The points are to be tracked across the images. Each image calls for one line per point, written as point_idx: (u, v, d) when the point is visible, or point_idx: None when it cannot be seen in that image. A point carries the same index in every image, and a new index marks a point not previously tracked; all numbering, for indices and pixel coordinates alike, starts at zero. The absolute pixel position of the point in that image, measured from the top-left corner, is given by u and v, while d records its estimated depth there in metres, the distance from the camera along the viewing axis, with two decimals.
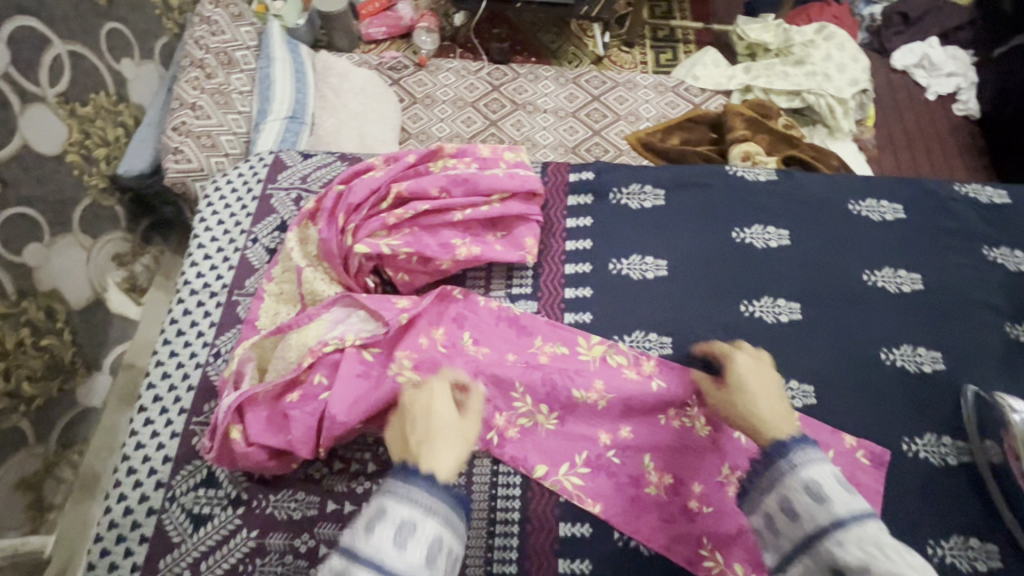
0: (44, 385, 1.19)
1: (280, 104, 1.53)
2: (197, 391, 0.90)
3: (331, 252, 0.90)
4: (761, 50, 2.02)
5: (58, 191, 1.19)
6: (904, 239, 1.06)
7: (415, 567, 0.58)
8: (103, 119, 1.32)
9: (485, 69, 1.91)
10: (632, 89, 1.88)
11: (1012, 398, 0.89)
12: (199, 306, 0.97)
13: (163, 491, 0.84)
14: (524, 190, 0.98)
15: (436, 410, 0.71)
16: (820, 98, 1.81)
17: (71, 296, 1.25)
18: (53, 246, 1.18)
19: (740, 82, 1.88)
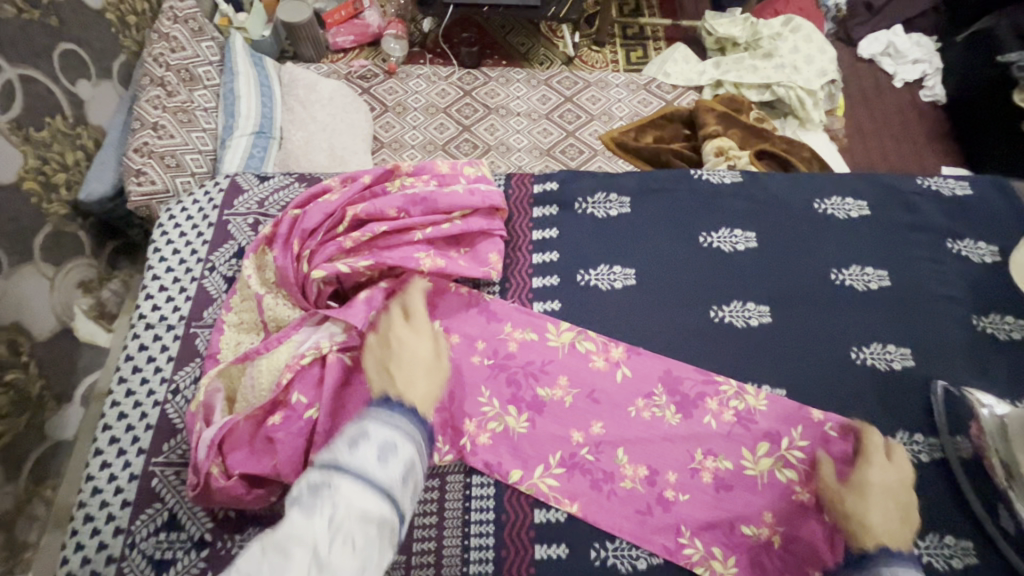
0: (9, 422, 1.07)
1: (246, 119, 1.51)
2: (156, 430, 0.87)
3: (288, 279, 0.87)
4: (731, 45, 2.01)
5: (14, 219, 1.11)
6: (869, 235, 1.06)
7: (397, 483, 0.60)
8: (61, 144, 1.25)
9: (456, 75, 1.89)
10: (604, 88, 1.87)
11: (979, 393, 0.91)
12: (155, 340, 0.94)
13: (123, 536, 0.81)
14: (486, 205, 0.96)
15: (416, 343, 0.77)
16: (790, 90, 1.83)
17: (37, 328, 1.15)
18: (13, 276, 1.10)
19: (710, 77, 1.90)
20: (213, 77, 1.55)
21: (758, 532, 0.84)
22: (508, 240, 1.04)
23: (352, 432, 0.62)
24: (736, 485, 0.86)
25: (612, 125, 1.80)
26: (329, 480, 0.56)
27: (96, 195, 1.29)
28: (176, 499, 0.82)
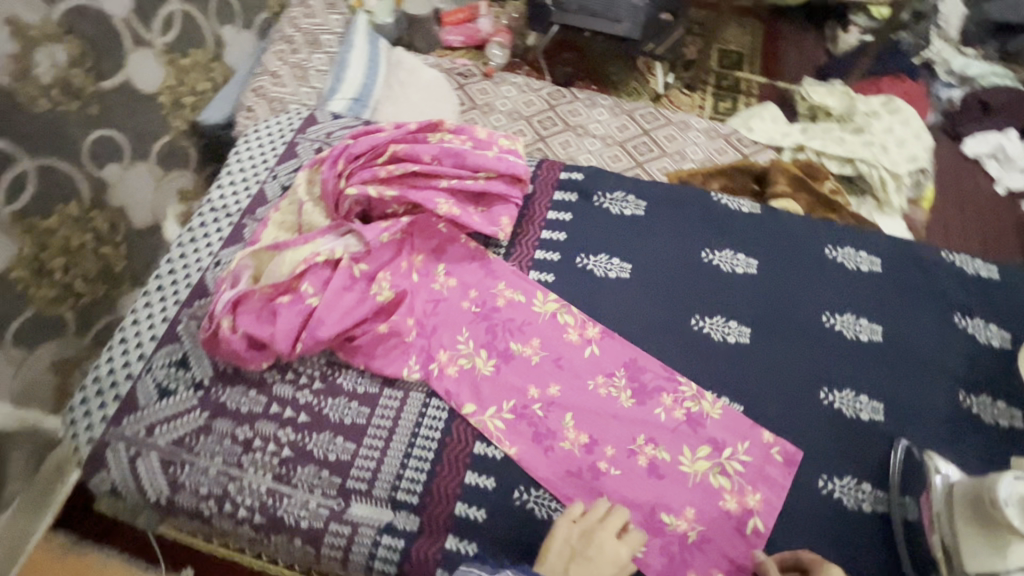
0: (96, 287, 1.25)
1: (349, 86, 1.62)
2: (193, 289, 1.04)
3: (326, 192, 1.02)
4: (823, 113, 1.99)
5: (144, 124, 1.34)
6: (875, 290, 1.06)
7: None
8: (197, 72, 1.51)
9: (546, 89, 1.87)
10: (683, 130, 1.78)
11: (941, 460, 0.88)
12: (214, 222, 1.12)
13: (143, 363, 0.97)
14: (508, 173, 1.08)
15: (604, 566, 0.76)
16: (873, 169, 1.76)
17: (136, 218, 1.34)
18: (128, 168, 1.30)
19: (793, 140, 1.83)
20: (333, 45, 1.73)
21: (676, 524, 0.87)
22: (524, 211, 1.13)
23: None
24: (667, 475, 0.90)
25: (680, 167, 1.72)
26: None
27: (211, 121, 1.50)
28: (191, 346, 0.98)
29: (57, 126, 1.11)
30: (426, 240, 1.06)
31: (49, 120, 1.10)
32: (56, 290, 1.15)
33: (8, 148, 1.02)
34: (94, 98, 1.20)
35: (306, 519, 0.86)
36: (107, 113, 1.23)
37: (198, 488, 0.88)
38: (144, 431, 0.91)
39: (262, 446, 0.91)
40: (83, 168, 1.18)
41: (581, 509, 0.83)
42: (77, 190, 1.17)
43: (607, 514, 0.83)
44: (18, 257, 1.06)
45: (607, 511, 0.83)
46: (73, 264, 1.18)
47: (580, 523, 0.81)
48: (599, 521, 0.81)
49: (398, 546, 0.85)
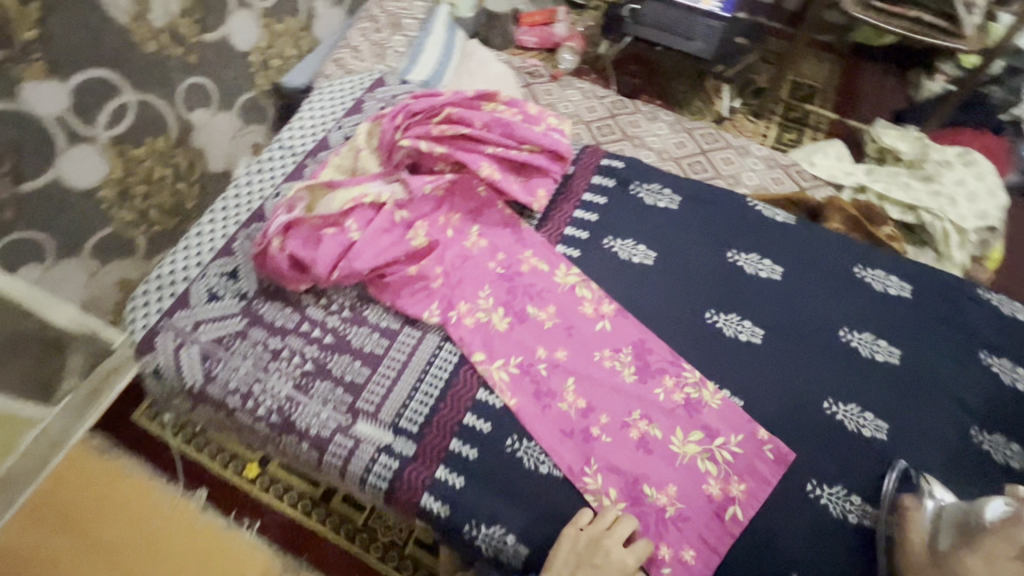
0: (169, 219, 1.44)
1: (420, 68, 1.69)
2: (253, 213, 1.16)
3: (382, 141, 1.11)
4: (892, 157, 1.85)
5: (233, 75, 1.47)
6: (899, 314, 1.05)
7: None
8: (287, 39, 1.63)
9: (609, 97, 1.91)
10: (743, 154, 1.75)
11: (936, 485, 0.88)
12: (281, 159, 1.24)
13: (199, 270, 1.09)
14: (551, 148, 1.14)
15: (611, 572, 0.81)
16: (937, 220, 1.57)
17: (212, 161, 1.50)
18: (214, 116, 1.45)
19: (857, 180, 1.68)
20: (414, 30, 1.83)
21: (656, 497, 0.90)
22: (561, 188, 1.19)
23: None
24: (656, 451, 0.93)
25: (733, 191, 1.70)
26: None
27: (294, 84, 1.62)
28: (243, 261, 1.09)
29: (159, 67, 1.26)
30: (466, 201, 1.13)
31: (154, 63, 1.25)
32: (132, 215, 1.34)
33: (117, 80, 1.19)
34: (194, 47, 1.33)
35: (316, 427, 0.94)
36: (203, 66, 1.37)
37: (228, 383, 0.98)
38: (191, 325, 1.02)
39: (289, 357, 1.00)
40: (173, 109, 1.34)
41: (587, 515, 0.86)
42: (165, 124, 1.33)
43: (613, 521, 0.86)
44: (107, 177, 1.24)
45: (615, 519, 0.86)
46: (151, 196, 1.37)
47: (586, 529, 0.85)
48: (607, 528, 0.84)
49: (392, 467, 0.91)
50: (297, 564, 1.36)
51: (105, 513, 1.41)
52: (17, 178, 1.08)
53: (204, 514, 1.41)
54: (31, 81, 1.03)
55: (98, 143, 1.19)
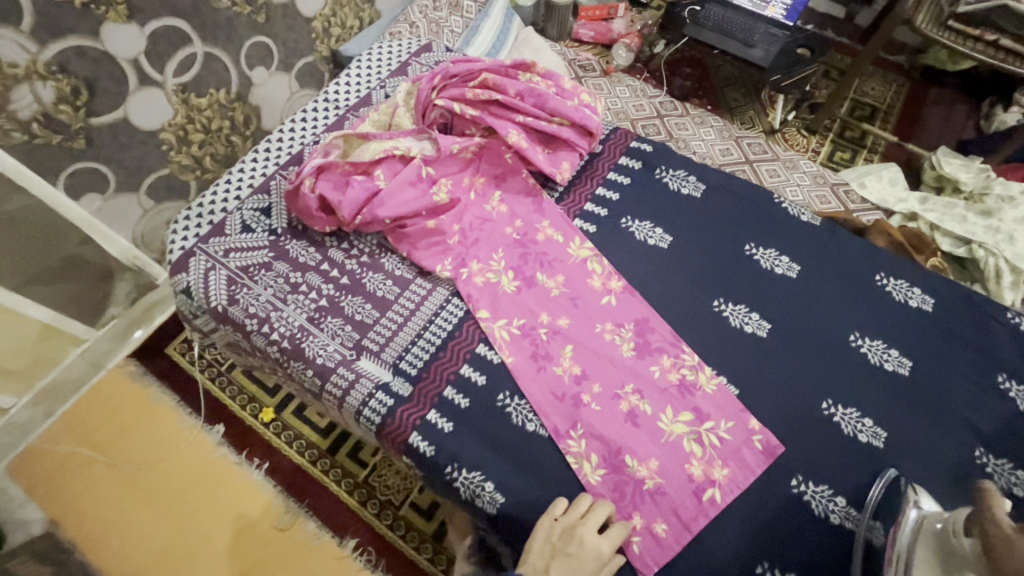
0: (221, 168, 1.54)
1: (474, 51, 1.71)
2: (291, 157, 1.23)
3: (419, 100, 1.15)
4: (951, 187, 1.69)
5: (296, 39, 1.54)
6: (916, 327, 1.02)
7: None
8: (349, 10, 1.69)
9: (659, 97, 1.90)
10: (789, 168, 1.70)
11: (924, 496, 0.83)
12: (323, 111, 1.30)
13: (236, 203, 1.17)
14: (580, 124, 1.16)
15: (587, 561, 0.80)
16: (991, 256, 1.43)
17: (267, 119, 1.58)
18: (273, 76, 1.53)
19: (908, 206, 1.57)
20: (472, 12, 1.82)
21: (636, 469, 0.91)
22: (587, 165, 1.21)
23: None
24: (643, 426, 0.94)
25: None
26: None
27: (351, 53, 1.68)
28: (277, 200, 1.16)
29: (227, 27, 1.34)
30: (492, 166, 1.17)
31: (225, 20, 1.34)
32: (189, 161, 1.44)
33: (187, 29, 1.27)
34: (262, 8, 1.40)
35: (322, 357, 1.00)
36: (267, 27, 1.44)
37: (248, 307, 1.04)
38: (223, 252, 1.10)
39: (306, 292, 1.06)
40: (239, 65, 1.42)
41: (561, 506, 0.86)
42: (229, 82, 1.42)
43: (588, 508, 0.85)
44: (170, 120, 1.34)
45: (590, 506, 0.85)
46: (208, 143, 1.46)
47: (561, 519, 0.84)
48: (581, 517, 0.84)
49: (387, 404, 0.96)
50: (297, 508, 1.42)
51: (132, 432, 1.52)
52: (90, 111, 1.19)
53: (218, 449, 1.50)
54: (111, 23, 1.14)
55: (166, 88, 1.29)
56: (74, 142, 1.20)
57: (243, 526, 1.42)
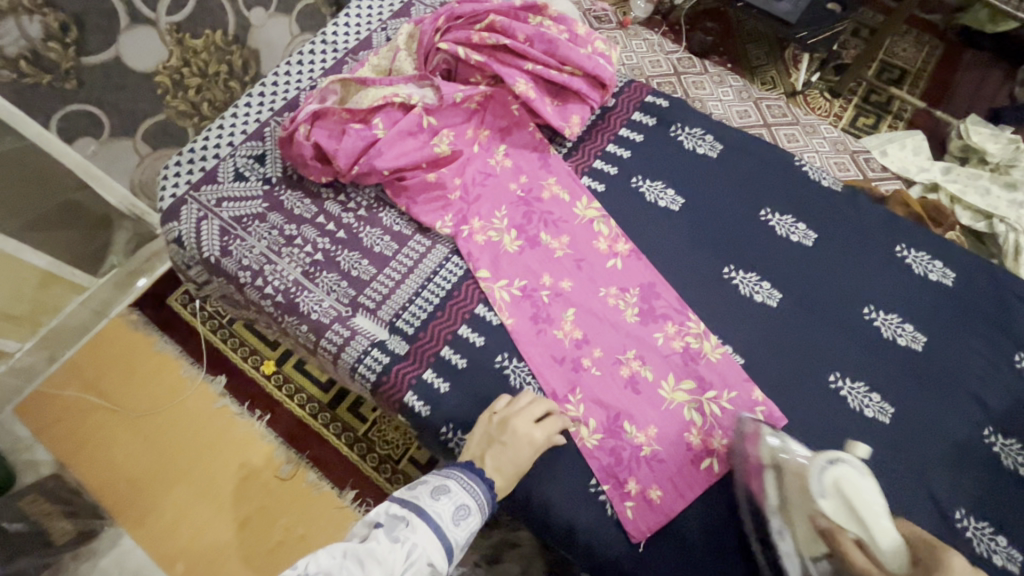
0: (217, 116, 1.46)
1: None
2: (287, 102, 1.17)
3: (422, 43, 1.08)
4: (976, 158, 1.60)
5: None
6: (934, 301, 0.98)
7: (444, 517, 0.73)
8: None
9: (677, 53, 1.79)
10: (808, 133, 1.60)
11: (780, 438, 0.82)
12: (321, 53, 1.23)
13: (229, 149, 1.12)
14: (592, 74, 1.09)
15: (520, 449, 0.82)
16: (1012, 232, 1.37)
17: (265, 66, 1.49)
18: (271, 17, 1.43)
19: (930, 176, 1.50)
20: None
21: (634, 435, 0.90)
22: (598, 120, 1.15)
23: (437, 485, 0.77)
24: (644, 392, 0.92)
25: None
26: (406, 519, 0.72)
27: None
28: (271, 147, 1.11)
29: None
30: (497, 119, 1.10)
31: None
32: (185, 107, 1.37)
33: None
34: None
35: (317, 313, 0.97)
36: None
37: (241, 259, 1.01)
38: (217, 200, 1.06)
39: (301, 245, 1.02)
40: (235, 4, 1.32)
41: (498, 403, 0.88)
42: (225, 23, 1.32)
43: (528, 404, 0.87)
44: (164, 63, 1.26)
45: (530, 401, 0.88)
46: (205, 89, 1.38)
47: (499, 413, 0.86)
48: (519, 409, 0.86)
49: (383, 362, 0.94)
50: (297, 459, 1.44)
51: (134, 380, 1.53)
52: (80, 49, 1.13)
53: (219, 400, 1.50)
54: None
55: (158, 27, 1.21)
56: (64, 83, 1.14)
57: (246, 473, 1.44)
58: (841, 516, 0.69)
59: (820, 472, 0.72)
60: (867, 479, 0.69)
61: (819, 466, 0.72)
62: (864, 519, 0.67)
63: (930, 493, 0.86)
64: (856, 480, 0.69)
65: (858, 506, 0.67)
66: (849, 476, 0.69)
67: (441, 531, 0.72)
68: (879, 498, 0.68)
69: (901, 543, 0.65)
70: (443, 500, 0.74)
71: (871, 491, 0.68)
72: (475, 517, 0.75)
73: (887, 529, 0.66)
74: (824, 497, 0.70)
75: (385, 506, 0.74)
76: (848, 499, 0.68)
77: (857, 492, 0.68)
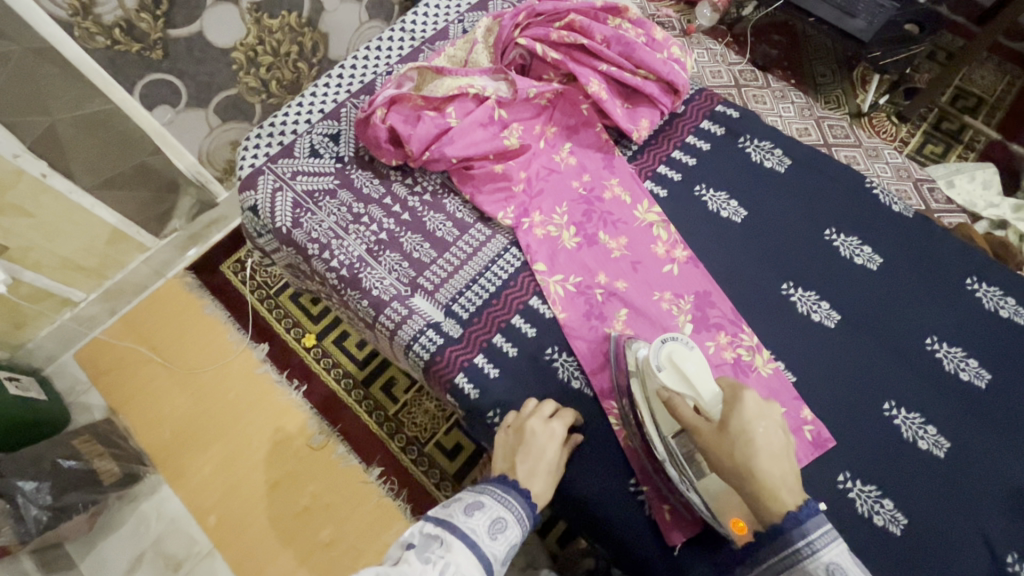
0: (285, 94, 1.52)
1: None
2: (364, 86, 1.21)
3: (500, 37, 1.11)
4: None
5: None
6: (1005, 338, 0.94)
7: (479, 533, 0.72)
8: None
9: (740, 65, 1.76)
10: (871, 157, 1.53)
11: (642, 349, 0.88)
12: (399, 41, 1.27)
13: (307, 127, 1.17)
14: (666, 79, 1.09)
15: (543, 449, 0.84)
16: None
17: (335, 49, 1.54)
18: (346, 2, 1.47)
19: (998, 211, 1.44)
20: None
21: None
22: (666, 125, 1.15)
23: (469, 501, 0.77)
24: None
25: None
26: (441, 537, 0.70)
27: None
28: (346, 127, 1.16)
29: None
30: (565, 117, 1.12)
31: None
32: (256, 84, 1.44)
33: None
34: None
35: (377, 289, 1.01)
36: None
37: (311, 231, 1.06)
38: (291, 174, 1.11)
39: (368, 224, 1.06)
40: None
41: (508, 416, 0.91)
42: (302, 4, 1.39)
43: (536, 406, 0.90)
44: (242, 40, 1.33)
45: (537, 405, 0.90)
46: (276, 67, 1.44)
47: (513, 424, 0.89)
48: (529, 414, 0.88)
49: (436, 342, 0.97)
50: (333, 429, 1.49)
51: (186, 338, 1.61)
52: (169, 22, 1.20)
53: (263, 365, 1.57)
54: None
55: (239, 6, 1.27)
56: (151, 52, 1.22)
57: (280, 438, 1.50)
58: (674, 384, 0.79)
59: (657, 352, 0.82)
60: (693, 352, 0.81)
61: (659, 347, 0.82)
62: (692, 381, 0.77)
63: (982, 532, 0.83)
64: (685, 353, 0.80)
65: (687, 373, 0.78)
66: (680, 351, 0.80)
67: (478, 546, 0.71)
68: (702, 366, 0.79)
69: (721, 393, 0.76)
70: (477, 515, 0.74)
71: (694, 359, 0.79)
72: (512, 530, 0.76)
73: (708, 384, 0.77)
74: (661, 370, 0.81)
75: (417, 526, 0.71)
76: (679, 368, 0.79)
77: (685, 362, 0.79)
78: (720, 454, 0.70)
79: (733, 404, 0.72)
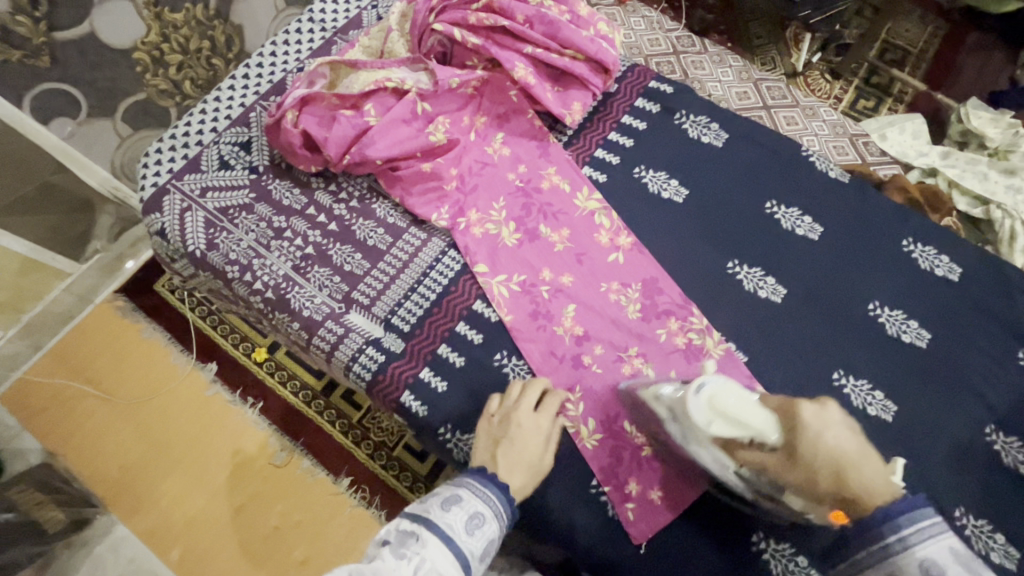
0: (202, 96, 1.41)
1: None
2: (274, 86, 1.11)
3: (415, 24, 1.03)
4: (975, 143, 1.58)
5: None
6: (941, 297, 0.96)
7: (457, 530, 0.67)
8: None
9: (677, 32, 1.72)
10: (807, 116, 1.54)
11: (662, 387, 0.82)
12: (308, 32, 1.16)
13: (213, 136, 1.06)
14: (596, 58, 1.04)
15: (528, 438, 0.80)
16: (1010, 217, 1.34)
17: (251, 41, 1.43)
18: None
19: (927, 161, 1.46)
20: None
21: (635, 435, 0.89)
22: (600, 107, 1.10)
23: (448, 493, 0.71)
24: None
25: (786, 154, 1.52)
26: (416, 534, 0.66)
27: None
28: (258, 134, 1.06)
29: None
30: (494, 105, 1.06)
31: None
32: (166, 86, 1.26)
33: None
34: None
35: (308, 310, 0.94)
36: None
37: (228, 253, 0.97)
38: (201, 190, 1.01)
39: (291, 238, 0.98)
40: None
41: (490, 402, 0.85)
42: None
43: (521, 392, 0.85)
44: (142, 39, 1.15)
45: (522, 389, 0.85)
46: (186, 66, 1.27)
47: (497, 413, 0.83)
48: (516, 401, 0.83)
49: (378, 360, 0.91)
50: (292, 446, 1.41)
51: (125, 366, 1.48)
52: (52, 25, 1.04)
53: (211, 387, 1.47)
54: None
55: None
56: (37, 60, 1.06)
57: (239, 460, 1.41)
58: (731, 430, 0.71)
59: (696, 405, 0.72)
60: (727, 384, 0.73)
61: (696, 400, 0.72)
62: (746, 420, 0.70)
63: (933, 493, 0.85)
64: (723, 392, 0.72)
65: (737, 414, 0.70)
66: (718, 392, 0.72)
67: (453, 543, 0.66)
68: (744, 396, 0.72)
69: (771, 416, 0.71)
70: (454, 510, 0.69)
71: (734, 393, 0.72)
72: (491, 525, 0.70)
73: (759, 414, 0.71)
74: (711, 423, 0.71)
75: (395, 521, 0.68)
76: (726, 411, 0.71)
77: (728, 401, 0.71)
78: (802, 481, 0.69)
79: (795, 431, 0.69)
